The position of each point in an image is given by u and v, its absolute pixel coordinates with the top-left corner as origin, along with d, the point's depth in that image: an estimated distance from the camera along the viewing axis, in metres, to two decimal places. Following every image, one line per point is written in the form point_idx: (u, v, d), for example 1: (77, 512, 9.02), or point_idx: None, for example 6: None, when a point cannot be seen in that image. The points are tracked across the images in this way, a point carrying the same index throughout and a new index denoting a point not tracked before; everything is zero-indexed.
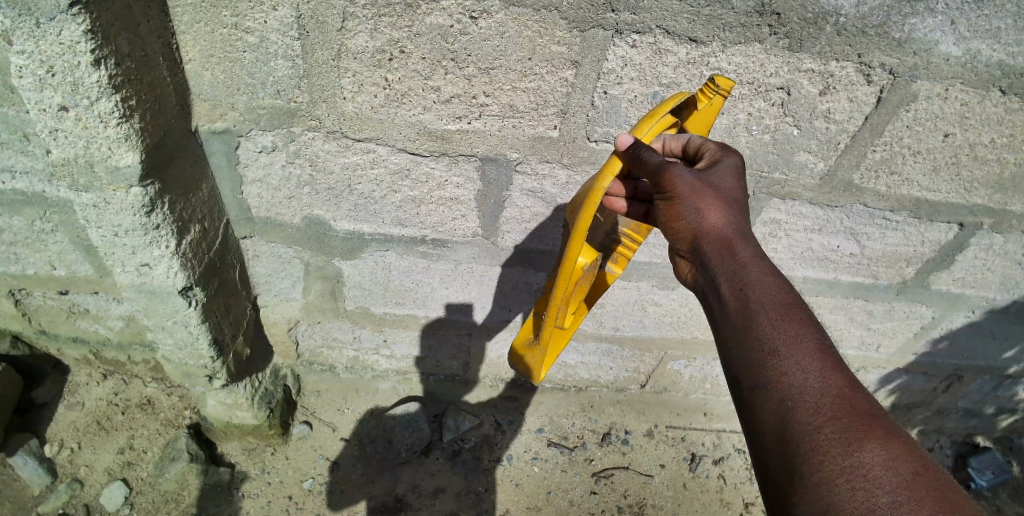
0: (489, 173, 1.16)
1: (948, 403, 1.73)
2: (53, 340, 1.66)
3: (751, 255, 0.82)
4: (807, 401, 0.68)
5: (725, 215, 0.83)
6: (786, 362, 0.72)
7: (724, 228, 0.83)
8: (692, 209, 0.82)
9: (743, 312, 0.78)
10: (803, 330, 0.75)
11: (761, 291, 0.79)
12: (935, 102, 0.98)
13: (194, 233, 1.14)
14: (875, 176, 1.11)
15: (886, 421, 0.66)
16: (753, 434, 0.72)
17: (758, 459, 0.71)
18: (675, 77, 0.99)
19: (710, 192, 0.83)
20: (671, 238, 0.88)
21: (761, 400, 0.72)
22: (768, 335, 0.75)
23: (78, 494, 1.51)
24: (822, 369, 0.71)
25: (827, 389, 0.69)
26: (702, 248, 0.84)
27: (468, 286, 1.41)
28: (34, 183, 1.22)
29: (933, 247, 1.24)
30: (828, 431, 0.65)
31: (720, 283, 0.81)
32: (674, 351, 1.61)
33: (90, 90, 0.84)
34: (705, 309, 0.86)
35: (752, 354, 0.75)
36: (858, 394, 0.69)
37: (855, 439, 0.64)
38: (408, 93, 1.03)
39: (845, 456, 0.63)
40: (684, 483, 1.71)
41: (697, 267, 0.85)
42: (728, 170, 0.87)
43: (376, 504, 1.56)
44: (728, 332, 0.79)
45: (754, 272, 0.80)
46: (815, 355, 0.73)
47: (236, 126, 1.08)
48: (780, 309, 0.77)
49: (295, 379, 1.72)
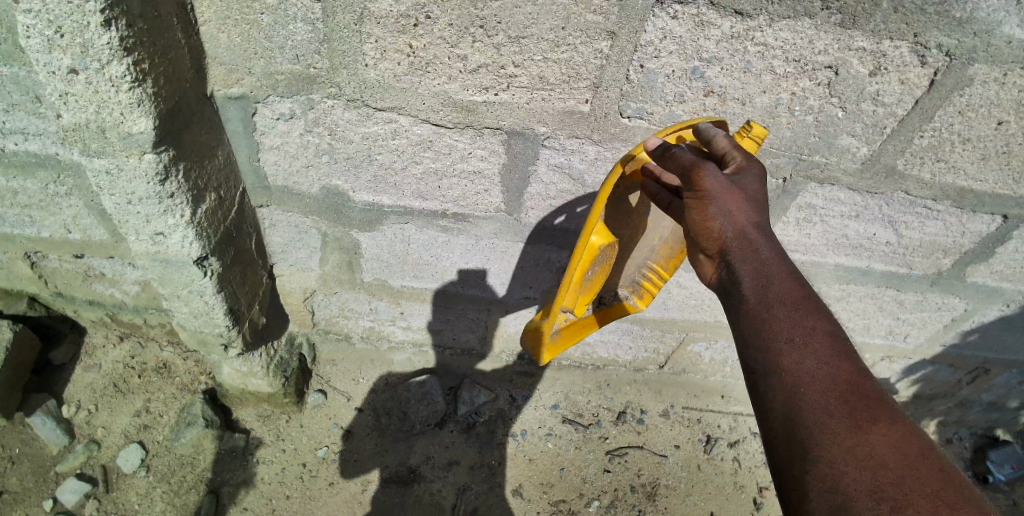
0: (516, 147, 1.11)
1: (971, 396, 1.71)
2: (69, 303, 1.66)
3: (773, 252, 0.81)
4: (818, 389, 0.70)
5: (753, 214, 0.81)
6: (800, 350, 0.73)
7: (752, 230, 0.81)
8: (723, 211, 0.80)
9: (761, 303, 0.78)
10: (819, 322, 0.75)
11: (779, 282, 0.79)
12: (991, 87, 0.92)
13: (210, 202, 1.11)
14: (919, 163, 1.05)
15: (892, 407, 0.69)
16: (762, 419, 0.73)
17: (767, 442, 0.72)
18: (716, 52, 0.93)
19: (740, 194, 0.80)
20: (695, 237, 0.87)
21: (773, 386, 0.73)
22: (785, 329, 0.75)
23: (95, 455, 1.54)
24: (834, 359, 0.72)
25: (838, 374, 0.71)
26: (726, 246, 0.82)
27: (488, 262, 1.39)
28: (48, 146, 1.18)
29: (974, 238, 1.20)
30: (837, 415, 0.67)
31: (741, 280, 0.81)
32: (695, 333, 1.59)
33: (101, 52, 0.80)
34: (721, 301, 0.86)
35: (766, 343, 0.76)
36: (867, 381, 0.71)
37: (864, 424, 0.66)
38: (433, 62, 0.98)
39: (855, 439, 0.65)
40: (698, 464, 1.71)
41: (719, 263, 0.85)
42: (759, 176, 0.84)
43: (389, 474, 1.57)
44: (745, 325, 0.79)
45: (773, 266, 0.80)
46: (828, 345, 0.74)
47: (253, 92, 1.04)
48: (797, 302, 0.77)
49: (309, 348, 1.72)
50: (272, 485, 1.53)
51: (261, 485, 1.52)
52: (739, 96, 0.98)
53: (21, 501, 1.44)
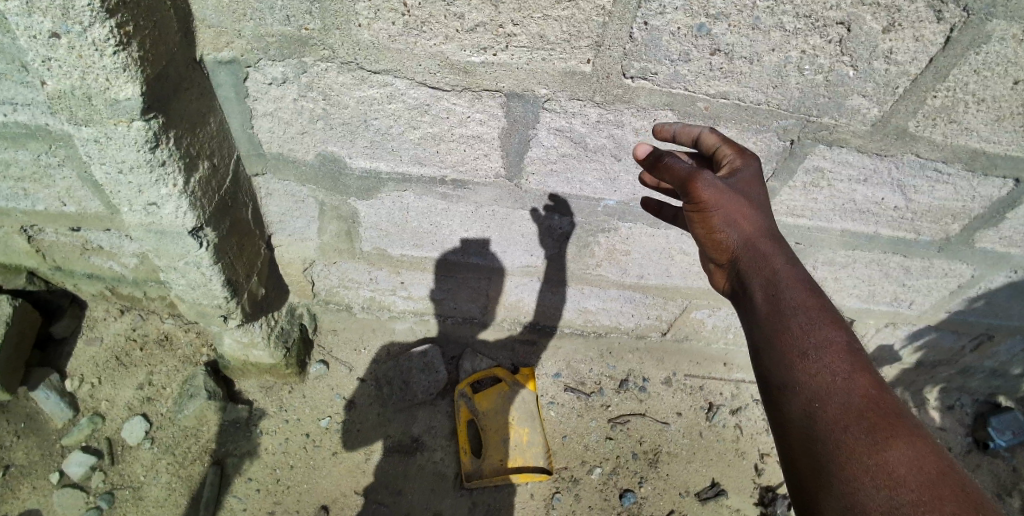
0: (516, 110, 1.08)
1: (974, 362, 1.71)
2: (68, 276, 1.65)
3: (781, 255, 0.87)
4: (833, 404, 0.73)
5: (754, 218, 0.88)
6: (815, 364, 0.76)
7: (756, 234, 0.88)
8: (725, 218, 0.86)
9: (773, 318, 0.82)
10: (833, 332, 0.79)
11: (791, 294, 0.83)
12: (1009, 44, 0.88)
13: (203, 171, 1.09)
14: (931, 124, 1.02)
15: (912, 423, 0.70)
16: (781, 433, 0.77)
17: (786, 458, 0.75)
18: (724, 8, 0.89)
19: (739, 199, 0.87)
20: (706, 246, 0.93)
21: (790, 401, 0.76)
22: (799, 340, 0.79)
23: (99, 428, 1.55)
24: (849, 373, 0.75)
25: (854, 390, 0.73)
26: (739, 259, 0.89)
27: (489, 229, 1.37)
28: (37, 116, 1.15)
29: (984, 203, 1.17)
30: (854, 432, 0.69)
31: (754, 286, 0.86)
32: (699, 300, 1.58)
33: (82, 14, 0.76)
34: (738, 308, 0.90)
35: (780, 358, 0.79)
36: (885, 395, 0.73)
37: (882, 440, 0.67)
38: (429, 21, 0.94)
39: (872, 455, 0.67)
40: (700, 431, 1.72)
41: (734, 275, 0.91)
42: (753, 171, 0.91)
43: (392, 444, 1.59)
44: (759, 337, 0.83)
45: (786, 278, 0.85)
46: (843, 359, 0.76)
47: (243, 56, 1.01)
48: (810, 312, 0.81)
49: (311, 318, 1.71)
50: (276, 456, 1.54)
51: (265, 455, 1.54)
52: (746, 54, 0.94)
53: (28, 474, 1.46)
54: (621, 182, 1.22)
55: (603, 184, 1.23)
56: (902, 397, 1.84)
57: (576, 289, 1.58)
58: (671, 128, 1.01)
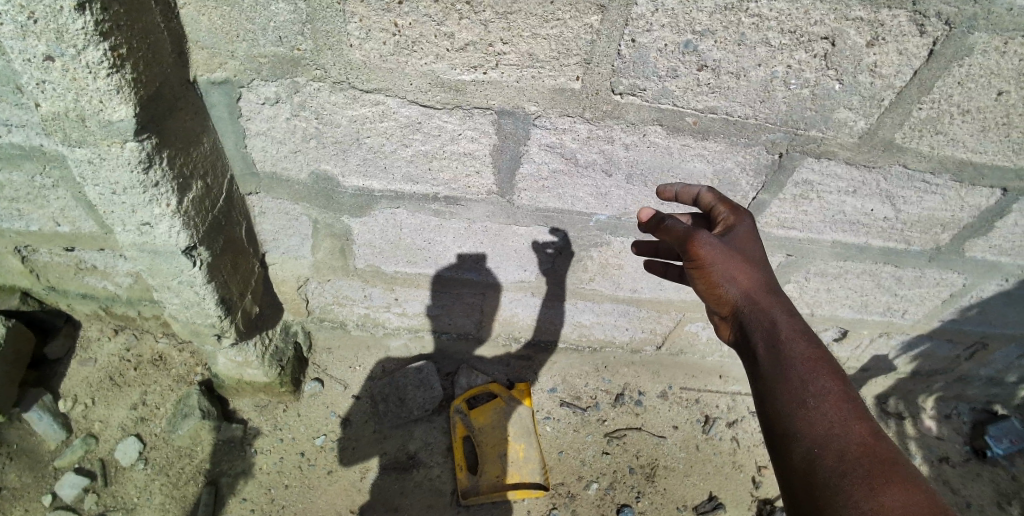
0: (506, 127, 1.09)
1: (971, 370, 1.71)
2: (63, 296, 1.65)
3: (779, 307, 0.91)
4: (831, 450, 0.75)
5: (751, 272, 0.92)
6: (814, 414, 0.79)
7: (756, 288, 0.92)
8: (724, 274, 0.91)
9: (775, 370, 0.85)
10: (830, 383, 0.82)
11: (790, 347, 0.86)
12: (991, 56, 0.89)
13: (196, 190, 1.09)
14: (918, 135, 1.03)
15: (907, 471, 0.72)
16: (784, 478, 0.79)
17: (789, 502, 0.77)
18: (710, 25, 0.90)
19: (737, 256, 0.92)
20: (708, 300, 0.97)
21: (792, 448, 0.79)
22: (798, 391, 0.82)
23: (93, 449, 1.53)
24: (845, 422, 0.78)
25: (850, 437, 0.76)
26: (739, 313, 0.92)
27: (481, 246, 1.37)
28: (31, 137, 1.16)
29: (972, 212, 1.18)
30: (851, 477, 0.71)
31: (755, 340, 0.89)
32: (692, 314, 1.58)
33: (76, 38, 0.77)
34: (744, 362, 0.93)
35: (781, 408, 0.82)
36: (881, 443, 0.75)
37: (876, 485, 0.69)
38: (419, 40, 0.96)
39: (868, 499, 0.68)
40: (696, 444, 1.71)
41: (736, 329, 0.94)
42: (748, 228, 0.98)
43: (388, 461, 1.58)
44: (763, 389, 0.86)
45: (785, 330, 0.88)
46: (840, 408, 0.79)
47: (236, 76, 1.02)
48: (810, 363, 0.84)
49: (306, 336, 1.71)
50: (271, 475, 1.52)
51: (260, 474, 1.52)
52: (732, 69, 0.96)
53: (20, 497, 1.44)
54: (611, 197, 1.23)
55: (595, 199, 1.24)
56: (897, 407, 1.84)
57: (571, 304, 1.58)
58: (671, 189, 1.06)
